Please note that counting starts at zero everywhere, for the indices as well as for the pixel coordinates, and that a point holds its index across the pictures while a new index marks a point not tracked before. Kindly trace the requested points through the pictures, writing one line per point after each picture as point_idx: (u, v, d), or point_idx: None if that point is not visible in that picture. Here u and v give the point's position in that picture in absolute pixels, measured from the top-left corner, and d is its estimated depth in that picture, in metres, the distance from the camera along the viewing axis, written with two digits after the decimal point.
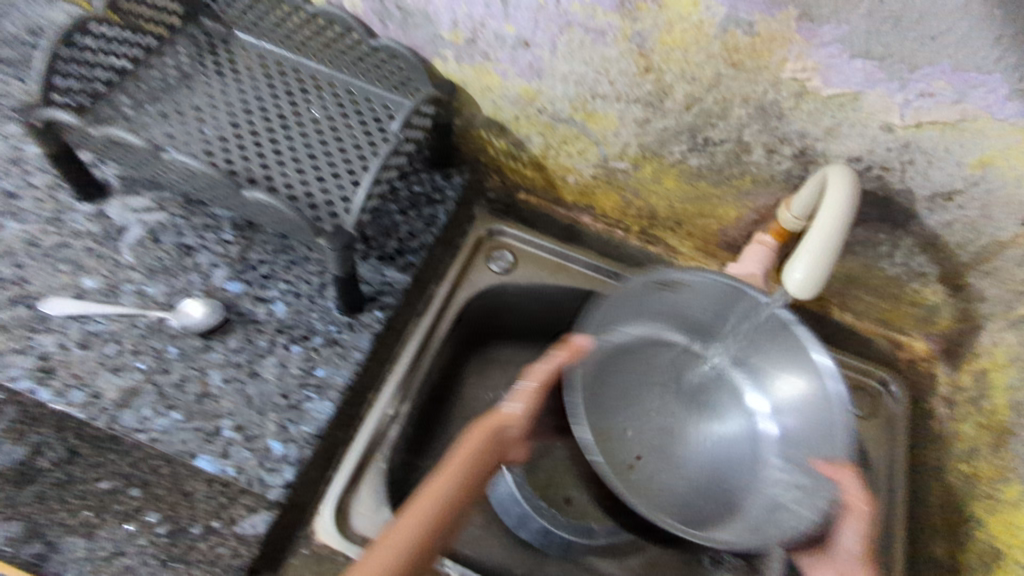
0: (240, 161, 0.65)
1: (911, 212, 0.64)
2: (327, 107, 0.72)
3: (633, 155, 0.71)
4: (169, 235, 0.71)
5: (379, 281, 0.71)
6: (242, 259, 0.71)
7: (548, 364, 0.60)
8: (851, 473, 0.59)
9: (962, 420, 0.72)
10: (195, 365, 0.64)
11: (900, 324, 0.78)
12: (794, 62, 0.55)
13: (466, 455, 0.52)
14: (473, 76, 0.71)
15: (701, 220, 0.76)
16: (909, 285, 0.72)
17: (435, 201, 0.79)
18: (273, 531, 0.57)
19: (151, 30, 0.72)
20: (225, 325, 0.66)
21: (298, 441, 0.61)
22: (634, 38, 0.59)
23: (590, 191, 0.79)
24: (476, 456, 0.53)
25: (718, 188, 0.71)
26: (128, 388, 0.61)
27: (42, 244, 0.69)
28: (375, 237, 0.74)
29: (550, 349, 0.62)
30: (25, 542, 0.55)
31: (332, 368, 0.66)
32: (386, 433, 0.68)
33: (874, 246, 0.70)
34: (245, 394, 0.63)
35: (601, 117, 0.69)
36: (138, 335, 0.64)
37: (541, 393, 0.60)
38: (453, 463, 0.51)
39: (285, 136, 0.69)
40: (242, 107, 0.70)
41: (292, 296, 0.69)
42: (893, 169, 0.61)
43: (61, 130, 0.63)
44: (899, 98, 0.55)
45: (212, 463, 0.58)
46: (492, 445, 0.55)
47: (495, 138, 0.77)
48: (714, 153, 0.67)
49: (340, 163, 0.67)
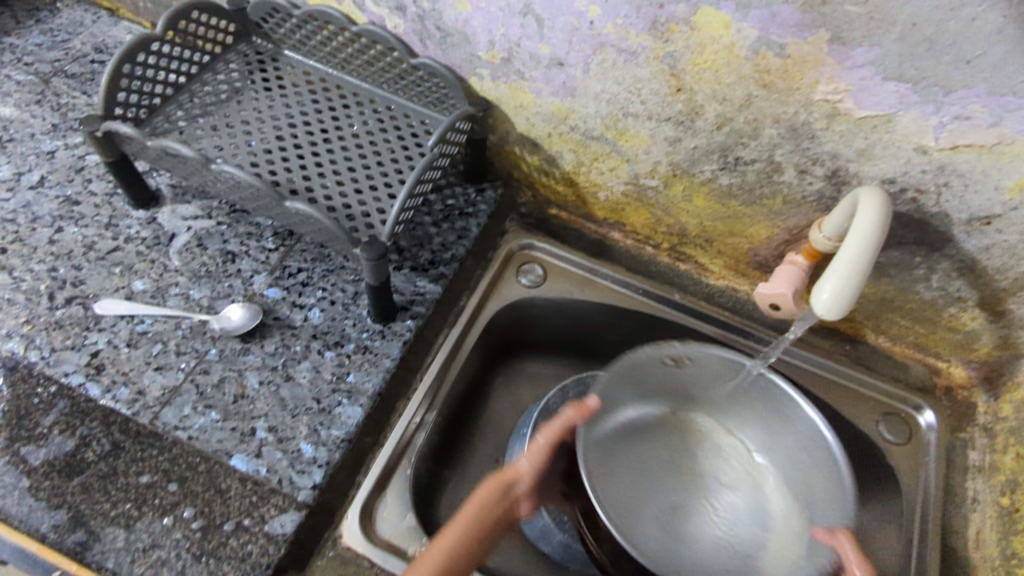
0: (283, 173, 0.69)
1: (948, 236, 0.63)
2: (367, 123, 0.75)
3: (664, 173, 0.72)
4: (214, 241, 0.75)
5: (411, 291, 0.73)
6: (281, 266, 0.73)
7: (557, 426, 0.65)
8: (848, 540, 0.60)
9: (1002, 452, 0.69)
10: (233, 367, 0.66)
11: (937, 349, 0.76)
12: (826, 83, 0.56)
13: (465, 518, 0.59)
14: (507, 94, 0.73)
15: (732, 239, 0.76)
16: (946, 310, 0.70)
17: (468, 213, 0.80)
18: (300, 531, 0.60)
19: (204, 48, 0.76)
20: (263, 329, 0.69)
21: (328, 444, 0.63)
22: (666, 59, 0.60)
23: (620, 208, 0.79)
24: (487, 511, 0.61)
25: (749, 207, 0.71)
26: (171, 387, 0.65)
27: (97, 247, 0.73)
28: (409, 248, 0.77)
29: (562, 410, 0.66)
30: (69, 530, 0.57)
31: (363, 375, 0.68)
32: (413, 441, 0.69)
33: (910, 269, 0.68)
34: (280, 397, 0.65)
35: (632, 135, 0.69)
36: (181, 336, 0.68)
37: (547, 453, 0.65)
38: (465, 518, 0.59)
39: (326, 149, 0.72)
40: (287, 121, 0.74)
41: (328, 303, 0.71)
42: (928, 192, 0.60)
43: (119, 140, 0.67)
44: (933, 121, 0.55)
45: (247, 462, 0.61)
46: (503, 500, 0.62)
47: (528, 154, 0.79)
48: (745, 173, 0.67)
49: (378, 177, 0.70)
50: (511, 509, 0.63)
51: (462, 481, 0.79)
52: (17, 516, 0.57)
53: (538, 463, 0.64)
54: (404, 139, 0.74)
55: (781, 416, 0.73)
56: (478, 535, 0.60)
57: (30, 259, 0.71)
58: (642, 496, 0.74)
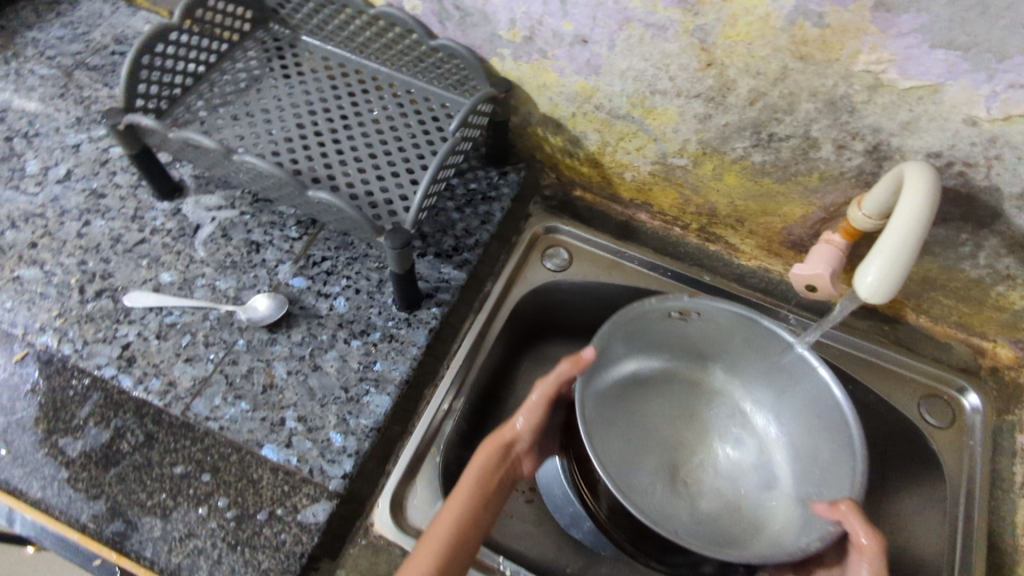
0: (305, 161, 0.68)
1: (997, 211, 0.60)
2: (387, 108, 0.74)
3: (693, 151, 0.69)
4: (238, 231, 0.74)
5: (435, 277, 0.73)
6: (306, 255, 0.73)
7: (549, 379, 0.64)
8: (851, 507, 0.58)
9: None
10: (261, 357, 0.67)
11: (982, 329, 0.74)
12: (867, 54, 0.53)
13: (475, 474, 0.60)
14: (530, 73, 0.71)
15: (764, 218, 0.73)
16: (993, 288, 0.68)
17: (491, 198, 0.79)
18: (333, 521, 0.60)
19: (223, 36, 0.75)
20: (289, 319, 0.69)
21: (357, 434, 0.63)
22: (696, 33, 0.58)
23: (648, 188, 0.77)
24: (490, 472, 0.61)
25: (783, 185, 0.68)
26: (200, 378, 0.65)
27: (124, 240, 0.73)
28: (432, 234, 0.75)
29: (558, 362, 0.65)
30: (108, 520, 0.58)
31: (390, 363, 0.67)
32: (441, 429, 0.69)
33: (955, 247, 0.65)
34: (308, 386, 0.65)
35: (660, 113, 0.67)
36: (209, 327, 0.68)
37: (543, 408, 0.64)
38: (466, 485, 0.59)
39: (346, 136, 0.71)
40: (307, 108, 0.73)
41: (353, 292, 0.71)
42: (978, 165, 0.57)
43: (141, 132, 0.66)
44: (985, 90, 0.52)
45: (277, 452, 0.62)
46: (503, 460, 0.62)
47: (551, 135, 0.77)
48: (779, 149, 0.65)
49: (399, 162, 0.69)
50: (512, 468, 0.64)
51: None
52: (58, 506, 0.58)
53: (534, 417, 0.64)
54: (425, 124, 0.73)
55: (790, 369, 0.71)
56: (484, 496, 0.59)
57: (60, 253, 0.72)
58: (641, 454, 0.75)
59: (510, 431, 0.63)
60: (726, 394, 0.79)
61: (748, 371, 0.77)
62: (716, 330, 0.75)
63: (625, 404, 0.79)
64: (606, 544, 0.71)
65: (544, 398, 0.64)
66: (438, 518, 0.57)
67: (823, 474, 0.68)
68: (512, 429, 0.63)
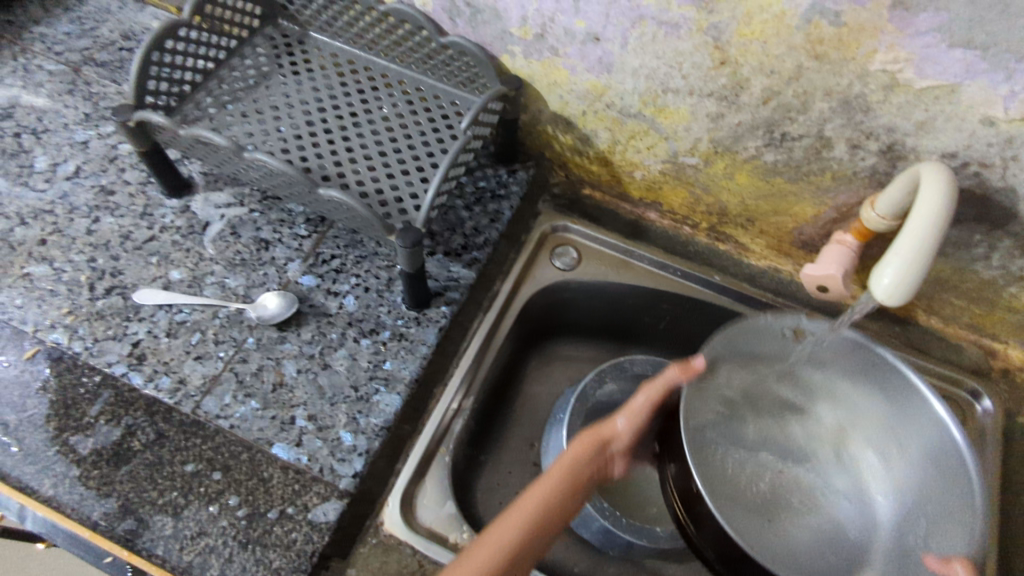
0: (315, 159, 0.68)
1: (1012, 212, 0.60)
2: (397, 105, 0.73)
3: (704, 150, 0.69)
4: (247, 229, 0.74)
5: (445, 276, 0.72)
6: (315, 253, 0.73)
7: (657, 384, 0.63)
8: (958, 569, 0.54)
9: None
10: (271, 355, 0.67)
11: (993, 330, 0.73)
12: (884, 53, 0.52)
13: (564, 466, 0.60)
14: (540, 71, 0.70)
15: (775, 218, 0.73)
16: (1006, 289, 0.67)
17: (500, 196, 0.78)
18: (343, 520, 0.60)
19: (232, 32, 0.74)
20: (298, 317, 0.69)
21: (367, 433, 0.63)
22: (711, 31, 0.57)
23: (658, 186, 0.77)
24: (580, 468, 0.60)
25: (795, 185, 0.68)
26: (211, 376, 0.65)
27: (134, 237, 0.73)
28: (441, 232, 0.75)
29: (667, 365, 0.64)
30: (119, 518, 0.58)
31: (400, 361, 0.67)
32: (450, 428, 0.69)
33: (968, 247, 0.65)
34: (317, 385, 0.65)
35: (672, 112, 0.67)
36: (219, 325, 0.68)
37: (645, 414, 0.63)
38: (556, 476, 0.59)
39: (357, 133, 0.70)
40: (316, 105, 0.73)
41: (362, 290, 0.71)
42: (993, 165, 0.57)
43: (151, 129, 0.66)
44: (1003, 90, 0.51)
45: (287, 450, 0.62)
46: (597, 456, 0.61)
47: (561, 133, 0.77)
48: (792, 149, 0.64)
49: (410, 160, 0.68)
50: (605, 466, 0.62)
51: (499, 465, 0.79)
52: (69, 503, 0.59)
53: (628, 427, 0.62)
54: (435, 121, 0.72)
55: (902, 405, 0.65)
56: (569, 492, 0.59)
57: (70, 250, 0.72)
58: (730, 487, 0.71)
59: (609, 434, 0.62)
60: (833, 428, 0.74)
61: (853, 402, 0.71)
62: (826, 357, 0.70)
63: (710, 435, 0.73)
64: (613, 544, 0.71)
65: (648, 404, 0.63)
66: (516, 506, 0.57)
67: (922, 507, 0.64)
68: (600, 430, 0.62)
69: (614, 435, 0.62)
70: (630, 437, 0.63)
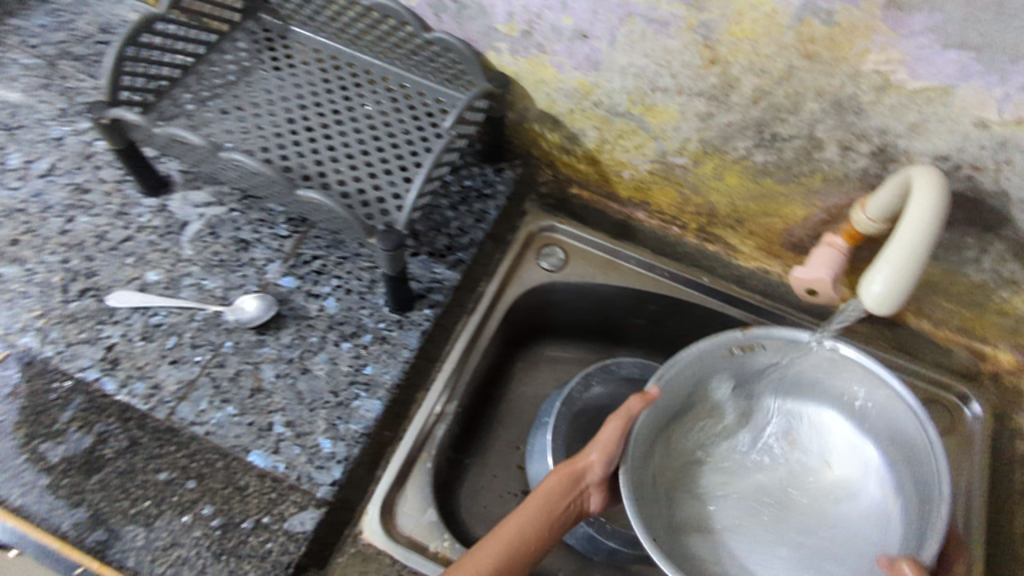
0: (295, 158, 0.66)
1: (1005, 215, 0.58)
2: (381, 102, 0.71)
3: (693, 150, 0.68)
4: (226, 229, 0.72)
5: (428, 278, 0.71)
6: (295, 254, 0.71)
7: (621, 414, 0.62)
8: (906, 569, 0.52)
9: None
10: (249, 359, 0.65)
11: (983, 334, 0.72)
12: (877, 53, 0.51)
13: (532, 507, 0.59)
14: (527, 68, 0.68)
15: (765, 219, 0.71)
16: (998, 293, 0.66)
17: (486, 195, 0.77)
18: (321, 528, 0.59)
19: (212, 26, 0.72)
20: (277, 320, 0.67)
21: (347, 439, 0.62)
22: (700, 29, 0.56)
23: (646, 186, 0.75)
24: (550, 507, 0.59)
25: (785, 186, 0.66)
26: (187, 381, 0.63)
27: (109, 237, 0.71)
28: (425, 232, 0.73)
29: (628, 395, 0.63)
30: (90, 528, 0.56)
31: (382, 366, 0.66)
32: (432, 433, 0.68)
33: (960, 251, 0.64)
34: (297, 390, 0.64)
35: (661, 111, 0.65)
36: (196, 328, 0.66)
37: (617, 443, 0.61)
38: (525, 517, 0.58)
39: (338, 131, 0.68)
40: (297, 102, 0.71)
41: (343, 292, 0.69)
42: (986, 169, 0.55)
43: (125, 128, 0.64)
44: (997, 92, 0.50)
45: (264, 458, 0.60)
46: (571, 494, 0.61)
47: (548, 131, 0.75)
48: (782, 150, 0.63)
49: (393, 160, 0.66)
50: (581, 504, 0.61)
51: (484, 468, 0.78)
52: (38, 513, 0.57)
53: (600, 460, 0.61)
54: (418, 119, 0.71)
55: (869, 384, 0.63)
56: (546, 525, 0.59)
57: (42, 250, 0.70)
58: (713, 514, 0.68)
59: (579, 468, 0.61)
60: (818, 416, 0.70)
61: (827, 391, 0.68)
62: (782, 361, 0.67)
63: (699, 450, 0.71)
64: (598, 551, 0.70)
65: (617, 435, 0.61)
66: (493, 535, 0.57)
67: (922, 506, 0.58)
68: (567, 464, 0.62)
69: (585, 468, 0.61)
70: (602, 470, 0.61)
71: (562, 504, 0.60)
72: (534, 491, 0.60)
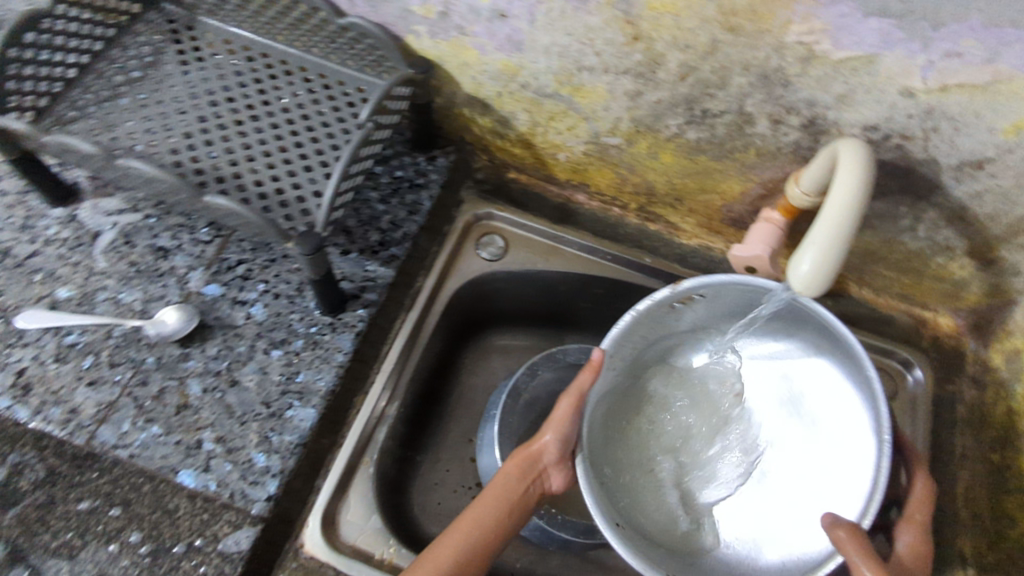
0: (206, 159, 0.61)
1: (937, 183, 0.58)
2: (298, 94, 0.67)
3: (626, 130, 0.65)
4: (143, 236, 0.68)
5: (361, 276, 0.68)
6: (219, 260, 0.67)
7: (572, 392, 0.60)
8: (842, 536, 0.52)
9: (990, 406, 0.67)
10: (174, 375, 0.62)
11: (924, 300, 0.72)
12: (799, 24, 0.49)
13: (492, 495, 0.59)
14: (449, 51, 0.65)
15: (703, 196, 0.70)
16: (934, 260, 0.66)
17: (418, 185, 0.74)
18: (258, 546, 0.57)
19: (109, 20, 0.67)
20: (202, 330, 0.64)
21: (281, 452, 0.59)
22: (619, 5, 0.53)
23: (583, 167, 0.73)
24: (507, 495, 0.60)
25: (720, 163, 0.65)
26: (107, 403, 0.60)
27: (14, 254, 0.67)
28: (356, 229, 0.70)
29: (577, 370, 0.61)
30: (9, 566, 0.54)
31: (315, 372, 0.63)
32: (374, 435, 0.67)
33: (895, 220, 0.63)
34: (226, 404, 0.61)
35: (589, 91, 0.63)
36: (114, 346, 0.62)
37: (571, 422, 0.60)
38: (486, 505, 0.59)
39: (254, 127, 0.64)
40: (208, 98, 0.66)
41: (271, 297, 0.66)
42: (915, 137, 0.54)
43: (15, 136, 0.59)
44: (921, 60, 0.48)
45: (194, 478, 0.58)
46: (529, 477, 0.61)
47: (478, 116, 0.72)
48: (714, 126, 0.61)
49: (312, 155, 0.63)
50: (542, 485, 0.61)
51: (435, 464, 0.76)
52: None
53: (553, 442, 0.60)
54: (339, 109, 0.66)
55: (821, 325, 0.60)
56: (506, 513, 0.59)
57: None
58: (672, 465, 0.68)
59: (535, 450, 0.61)
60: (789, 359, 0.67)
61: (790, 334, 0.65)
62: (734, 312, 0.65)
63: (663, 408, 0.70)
64: (552, 541, 0.69)
65: (568, 412, 0.60)
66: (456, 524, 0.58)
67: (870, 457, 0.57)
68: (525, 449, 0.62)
69: (543, 450, 0.60)
70: (560, 449, 0.61)
71: (521, 487, 0.60)
72: (495, 479, 0.60)
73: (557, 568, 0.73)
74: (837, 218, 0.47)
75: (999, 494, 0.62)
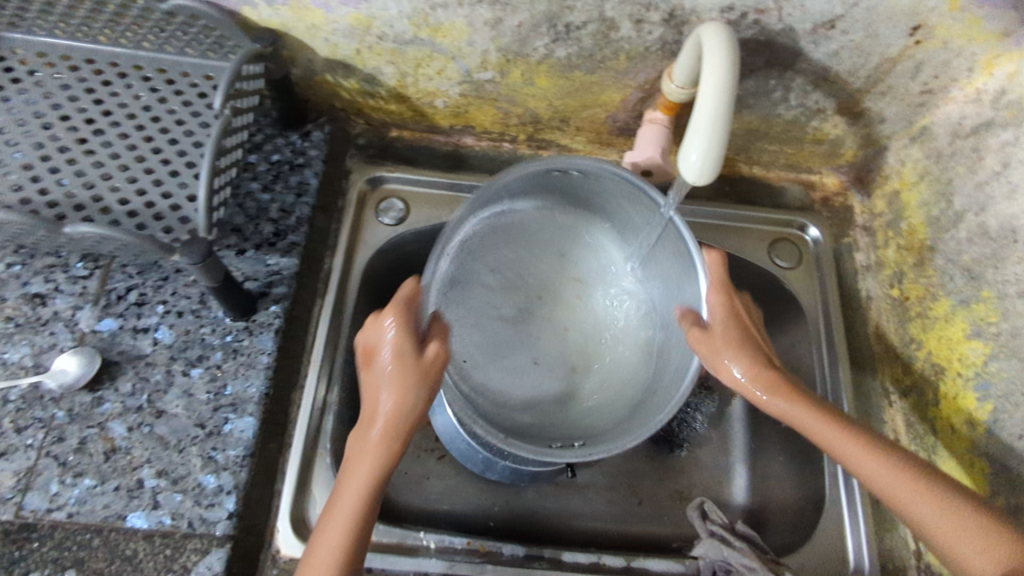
0: (56, 188, 0.56)
1: (797, 50, 0.60)
2: (140, 96, 0.61)
3: (496, 61, 0.64)
4: (11, 288, 0.61)
5: (264, 272, 0.65)
6: (105, 292, 0.62)
7: (395, 349, 0.52)
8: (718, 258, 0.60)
9: (883, 247, 0.72)
10: (92, 423, 0.57)
11: (808, 165, 0.77)
12: None
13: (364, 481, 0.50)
14: (293, 17, 0.61)
15: (587, 112, 0.71)
16: (810, 125, 0.70)
17: (299, 165, 0.71)
18: (232, 564, 0.55)
19: None
20: (110, 370, 0.59)
21: (230, 468, 0.58)
22: None
23: (463, 110, 0.72)
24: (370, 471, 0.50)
25: (595, 74, 0.65)
26: (25, 471, 0.55)
27: None
28: (245, 224, 0.67)
29: (410, 339, 0.53)
30: None
31: (242, 381, 0.61)
32: (322, 426, 0.66)
33: (768, 94, 0.66)
34: (157, 437, 0.58)
35: (449, 29, 0.60)
36: (16, 410, 0.57)
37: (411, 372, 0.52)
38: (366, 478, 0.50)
39: (101, 142, 0.58)
40: (36, 119, 0.58)
41: (175, 317, 0.62)
42: (769, 10, 0.55)
43: None
44: None
45: (146, 518, 0.55)
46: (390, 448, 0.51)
47: (344, 79, 0.69)
48: (580, 39, 0.60)
49: (176, 159, 0.58)
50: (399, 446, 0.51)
51: None
52: None
53: (411, 393, 0.51)
54: (192, 104, 0.61)
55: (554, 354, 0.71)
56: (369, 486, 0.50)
57: None
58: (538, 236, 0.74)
59: (389, 412, 0.51)
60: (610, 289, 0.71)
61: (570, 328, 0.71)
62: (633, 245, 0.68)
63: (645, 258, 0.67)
64: (524, 477, 0.72)
65: (419, 356, 0.52)
66: (328, 519, 0.49)
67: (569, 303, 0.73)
68: (380, 411, 0.51)
69: (403, 412, 0.50)
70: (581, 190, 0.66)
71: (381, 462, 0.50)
72: (359, 459, 0.50)
73: (533, 499, 0.75)
74: (720, 110, 0.48)
75: (904, 324, 0.68)
